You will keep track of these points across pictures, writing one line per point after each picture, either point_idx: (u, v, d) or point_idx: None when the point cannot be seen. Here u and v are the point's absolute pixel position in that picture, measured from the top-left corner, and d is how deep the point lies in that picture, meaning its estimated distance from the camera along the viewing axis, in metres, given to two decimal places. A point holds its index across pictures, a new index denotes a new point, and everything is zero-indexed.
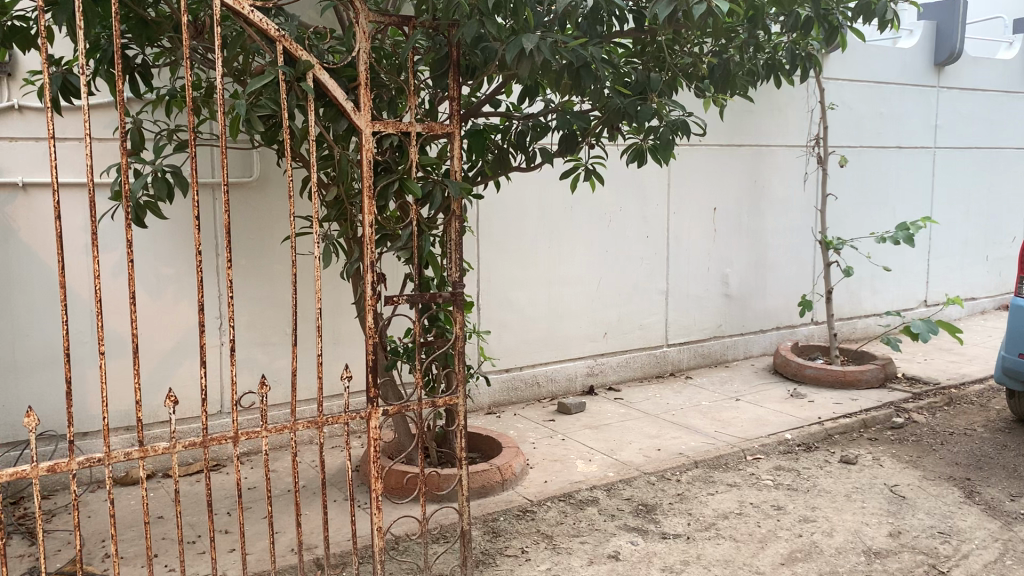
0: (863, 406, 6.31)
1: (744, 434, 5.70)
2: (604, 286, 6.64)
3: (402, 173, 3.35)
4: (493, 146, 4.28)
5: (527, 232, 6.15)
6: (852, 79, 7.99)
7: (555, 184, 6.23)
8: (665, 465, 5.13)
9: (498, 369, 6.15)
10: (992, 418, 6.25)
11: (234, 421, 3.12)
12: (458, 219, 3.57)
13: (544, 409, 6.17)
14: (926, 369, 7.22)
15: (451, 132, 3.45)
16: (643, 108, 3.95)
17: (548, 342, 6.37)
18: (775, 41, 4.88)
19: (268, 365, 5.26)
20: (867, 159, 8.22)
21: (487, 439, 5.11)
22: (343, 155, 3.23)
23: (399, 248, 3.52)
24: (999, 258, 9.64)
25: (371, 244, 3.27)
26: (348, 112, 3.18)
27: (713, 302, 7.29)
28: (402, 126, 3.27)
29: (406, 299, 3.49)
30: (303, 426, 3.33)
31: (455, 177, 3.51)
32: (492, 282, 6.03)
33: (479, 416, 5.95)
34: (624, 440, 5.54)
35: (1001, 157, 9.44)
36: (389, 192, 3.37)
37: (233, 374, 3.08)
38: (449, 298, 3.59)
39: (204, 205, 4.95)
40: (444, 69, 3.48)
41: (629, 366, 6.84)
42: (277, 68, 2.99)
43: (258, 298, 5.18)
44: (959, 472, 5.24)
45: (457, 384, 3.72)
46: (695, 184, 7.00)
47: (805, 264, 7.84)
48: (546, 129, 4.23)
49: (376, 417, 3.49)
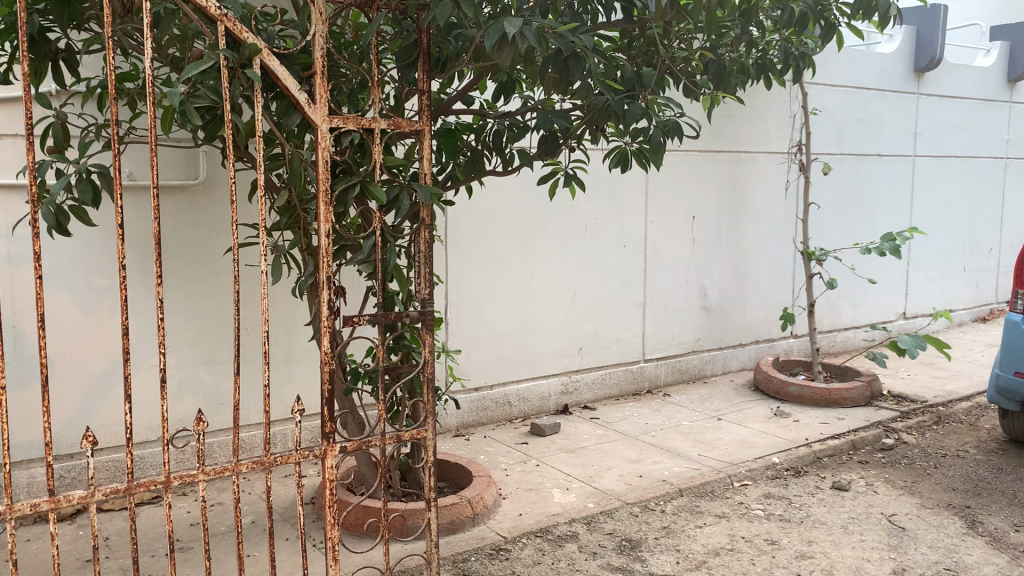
0: (850, 426, 5.99)
1: (730, 457, 5.35)
2: (580, 299, 6.26)
3: (364, 176, 2.93)
4: (466, 147, 3.89)
5: (500, 242, 5.75)
6: (833, 84, 7.73)
7: (530, 191, 5.84)
8: (648, 494, 4.76)
9: (468, 389, 5.73)
10: (984, 439, 5.97)
11: (164, 464, 2.67)
12: (428, 228, 3.16)
13: (517, 430, 5.76)
14: (912, 386, 6.94)
15: (420, 130, 3.06)
16: (632, 107, 3.52)
17: (521, 359, 5.97)
18: (766, 38, 4.53)
19: (213, 386, 4.78)
20: (848, 167, 7.96)
21: (456, 467, 4.69)
22: (295, 154, 2.82)
23: (360, 261, 3.09)
24: (976, 269, 9.44)
25: (327, 257, 2.87)
26: (301, 106, 2.78)
27: (691, 316, 6.94)
28: (364, 122, 2.87)
29: (366, 319, 3.07)
30: (247, 467, 2.87)
31: (424, 180, 3.10)
32: (462, 295, 5.62)
33: (447, 439, 5.52)
34: (603, 465, 5.15)
35: (979, 167, 9.25)
36: (349, 196, 2.95)
37: (165, 409, 2.64)
38: (415, 317, 3.17)
39: (141, 211, 4.49)
40: (414, 57, 3.07)
41: (604, 384, 6.46)
42: (218, 52, 2.59)
43: (202, 314, 4.71)
44: (958, 499, 4.93)
45: (425, 416, 3.29)
46: (674, 191, 6.66)
47: (784, 275, 7.53)
48: (525, 129, 3.80)
49: (333, 455, 3.03)
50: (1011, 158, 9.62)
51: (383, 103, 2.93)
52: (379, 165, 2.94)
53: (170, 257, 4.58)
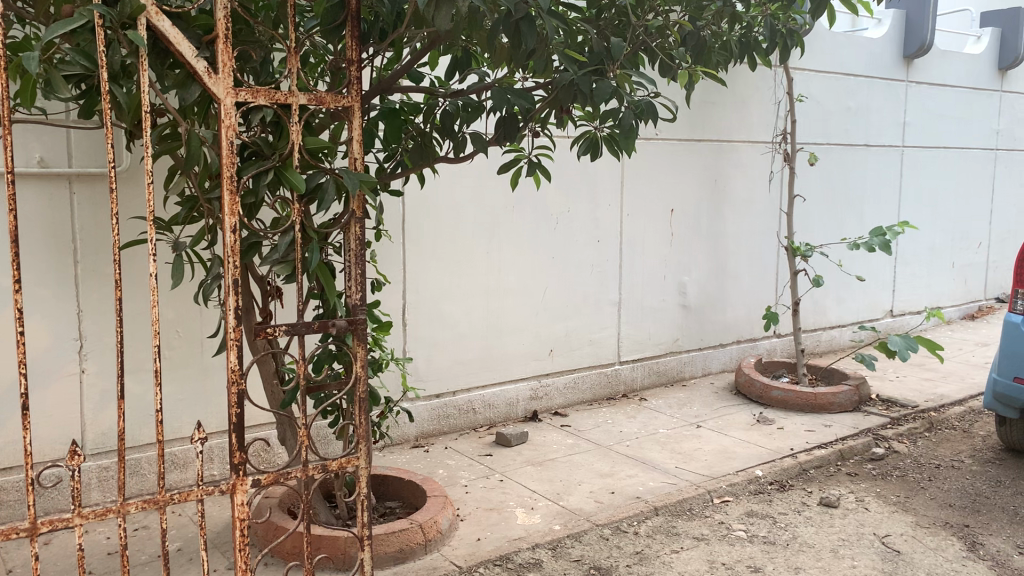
0: (838, 434, 5.60)
1: (709, 471, 4.94)
2: (551, 297, 5.82)
3: (278, 161, 2.51)
4: (412, 131, 3.47)
5: (462, 235, 5.30)
6: (818, 70, 7.32)
7: (495, 178, 5.40)
8: (620, 513, 4.34)
9: (427, 396, 5.29)
10: (979, 448, 5.59)
11: (29, 507, 2.24)
12: (360, 222, 2.73)
13: (481, 440, 5.33)
14: (902, 389, 6.56)
15: (349, 106, 2.62)
16: (599, 84, 3.10)
17: (486, 362, 5.54)
18: (751, 14, 4.11)
19: (139, 398, 4.30)
20: (835, 157, 7.57)
21: (410, 485, 4.25)
22: (192, 133, 2.39)
23: (278, 262, 2.64)
24: (965, 264, 9.09)
25: (234, 255, 2.44)
26: (200, 76, 2.36)
27: (669, 315, 6.52)
28: (277, 96, 2.44)
29: (284, 329, 2.62)
30: (136, 507, 2.43)
31: (353, 165, 2.66)
32: (421, 293, 5.17)
33: (405, 451, 5.08)
34: (572, 481, 4.72)
35: (969, 158, 8.89)
36: (261, 182, 2.51)
37: (28, 442, 2.22)
38: (344, 327, 2.74)
39: (55, 201, 4.00)
40: (339, 18, 2.63)
41: (577, 389, 6.04)
42: (92, 8, 2.14)
43: (129, 316, 4.25)
44: (956, 516, 4.54)
45: (359, 440, 2.85)
46: (650, 181, 6.23)
47: (767, 273, 7.12)
48: (479, 108, 3.39)
49: (245, 490, 2.60)
50: (1001, 150, 9.26)
51: (301, 71, 2.50)
52: (299, 146, 2.51)
53: (88, 253, 4.11)
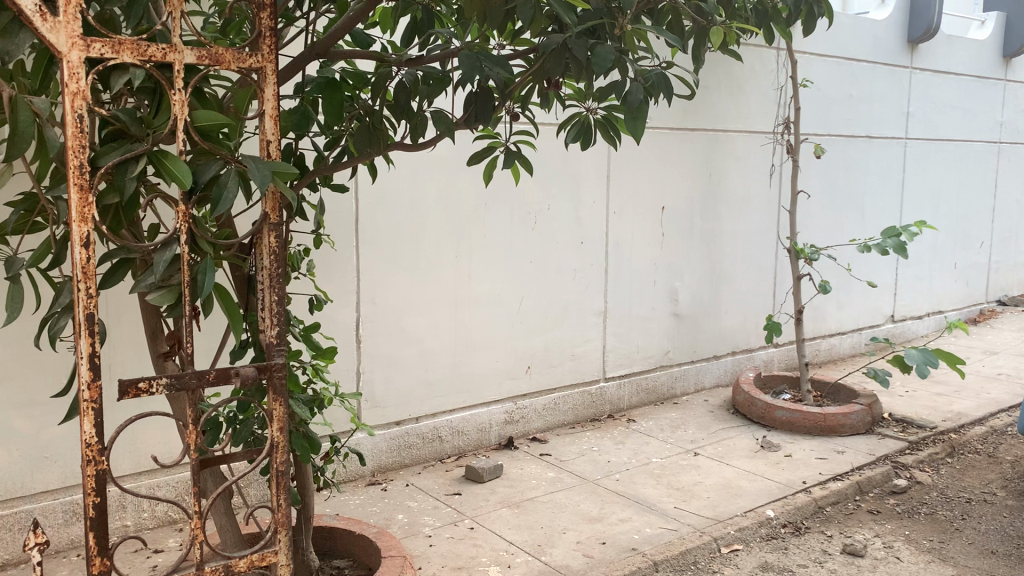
0: (853, 462, 4.94)
1: (714, 512, 4.25)
2: (528, 307, 5.09)
3: (154, 143, 1.76)
4: (356, 110, 2.72)
5: (426, 237, 4.57)
6: (822, 54, 6.68)
7: (464, 172, 4.67)
8: (614, 571, 3.63)
9: (386, 424, 4.55)
10: (1010, 476, 4.97)
11: None
12: (275, 229, 1.99)
13: (448, 474, 4.60)
14: (915, 407, 5.92)
15: (261, 68, 1.88)
16: (599, 49, 2.34)
17: (454, 384, 4.81)
18: None
19: (34, 436, 3.49)
20: (836, 150, 6.92)
21: (362, 541, 3.49)
22: (20, 100, 1.63)
23: (157, 286, 1.89)
24: (966, 265, 8.51)
25: (85, 280, 1.70)
26: (27, 18, 1.61)
27: (659, 325, 5.84)
28: (151, 53, 1.71)
29: (164, 382, 1.86)
30: None
31: (264, 152, 1.91)
32: (378, 306, 4.43)
33: (358, 490, 4.35)
34: (556, 528, 4.01)
35: (972, 152, 8.30)
36: (128, 174, 1.75)
37: None
38: (252, 376, 1.99)
39: None
40: None
41: (557, 410, 5.33)
42: None
43: (29, 337, 3.44)
44: (1002, 567, 3.89)
45: (275, 527, 2.10)
46: (640, 173, 5.52)
47: (764, 277, 6.45)
48: (445, 80, 2.56)
49: None
50: (1005, 143, 8.68)
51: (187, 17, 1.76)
52: (184, 123, 1.77)
53: None
